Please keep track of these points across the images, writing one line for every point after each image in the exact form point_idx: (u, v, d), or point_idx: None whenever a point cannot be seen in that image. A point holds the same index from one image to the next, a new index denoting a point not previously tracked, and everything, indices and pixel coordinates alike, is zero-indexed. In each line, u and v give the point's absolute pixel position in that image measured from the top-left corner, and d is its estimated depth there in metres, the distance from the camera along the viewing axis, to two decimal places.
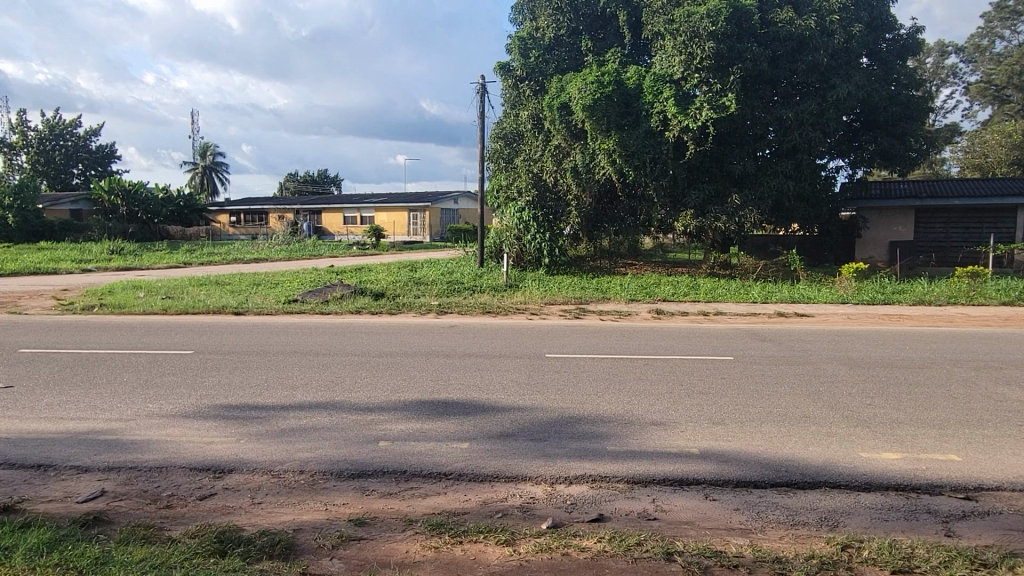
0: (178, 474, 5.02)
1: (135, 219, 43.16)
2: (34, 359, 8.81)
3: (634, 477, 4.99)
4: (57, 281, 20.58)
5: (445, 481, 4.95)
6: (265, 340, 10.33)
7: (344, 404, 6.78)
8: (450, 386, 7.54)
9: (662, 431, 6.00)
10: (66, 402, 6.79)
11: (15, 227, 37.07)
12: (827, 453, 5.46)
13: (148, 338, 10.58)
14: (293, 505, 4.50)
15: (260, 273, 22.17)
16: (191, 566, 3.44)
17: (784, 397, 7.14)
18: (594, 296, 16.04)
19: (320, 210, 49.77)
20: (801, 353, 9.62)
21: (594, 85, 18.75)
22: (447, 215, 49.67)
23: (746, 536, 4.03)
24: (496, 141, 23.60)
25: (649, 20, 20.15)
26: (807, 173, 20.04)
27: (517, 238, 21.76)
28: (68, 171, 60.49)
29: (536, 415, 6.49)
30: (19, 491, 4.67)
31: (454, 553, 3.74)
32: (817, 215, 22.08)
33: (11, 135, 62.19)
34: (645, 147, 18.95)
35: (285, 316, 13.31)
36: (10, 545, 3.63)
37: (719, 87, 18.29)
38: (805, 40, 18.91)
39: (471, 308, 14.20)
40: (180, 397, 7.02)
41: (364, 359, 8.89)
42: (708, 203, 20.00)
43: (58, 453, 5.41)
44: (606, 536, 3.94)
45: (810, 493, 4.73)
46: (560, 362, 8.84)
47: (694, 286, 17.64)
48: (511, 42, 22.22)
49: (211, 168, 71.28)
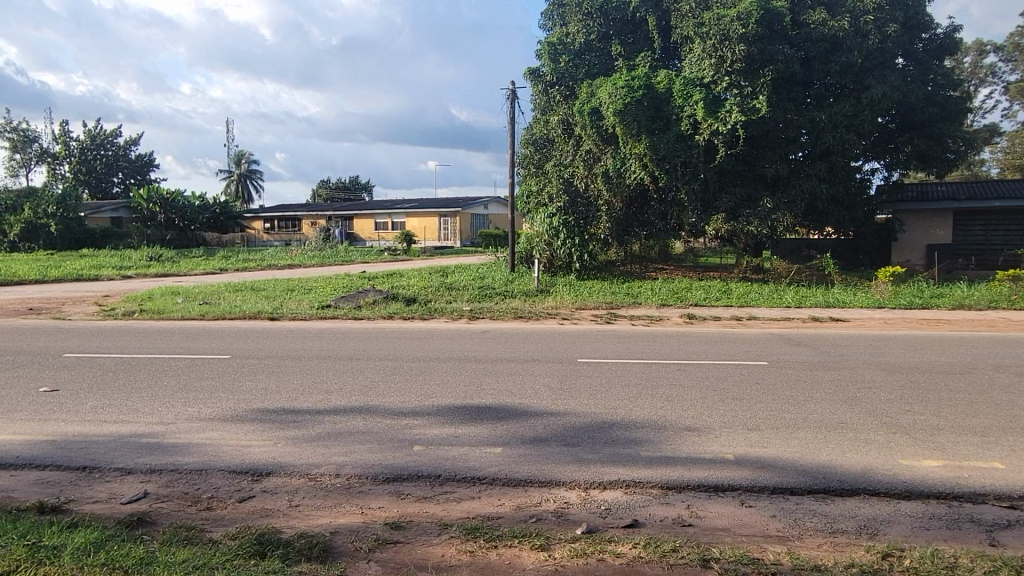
0: (218, 476, 5.13)
1: (173, 226, 44.04)
2: (78, 363, 9.04)
3: (668, 483, 4.97)
4: (99, 287, 21.03)
5: (479, 485, 4.98)
6: (301, 345, 10.48)
7: (380, 408, 6.87)
8: (483, 391, 7.58)
9: (696, 436, 5.96)
10: (109, 406, 6.95)
11: (57, 235, 37.95)
12: (866, 459, 5.39)
13: (187, 343, 10.78)
14: (331, 509, 4.55)
15: (295, 279, 22.43)
16: (233, 567, 3.51)
17: (821, 402, 7.07)
18: (626, 300, 15.99)
19: (352, 216, 50.39)
20: (836, 358, 9.48)
21: (624, 89, 18.73)
22: (477, 221, 49.87)
23: (783, 544, 3.99)
24: (526, 146, 23.69)
25: (678, 23, 20.11)
26: (842, 175, 19.72)
27: (547, 243, 21.38)
28: (109, 180, 62.15)
29: (569, 420, 6.49)
30: (65, 492, 4.81)
31: (490, 558, 3.76)
32: (853, 219, 21.75)
33: (55, 145, 64.00)
34: (676, 151, 18.82)
35: (319, 322, 13.47)
36: (59, 544, 3.74)
37: (750, 90, 18.16)
38: (839, 41, 18.72)
39: (503, 312, 14.25)
40: (218, 400, 7.16)
41: (398, 364, 8.98)
42: (740, 206, 19.80)
43: (104, 454, 5.57)
44: (640, 542, 3.93)
45: (848, 500, 4.67)
46: (593, 367, 8.84)
47: (726, 290, 17.46)
48: (541, 47, 22.34)
49: (245, 175, 72.41)
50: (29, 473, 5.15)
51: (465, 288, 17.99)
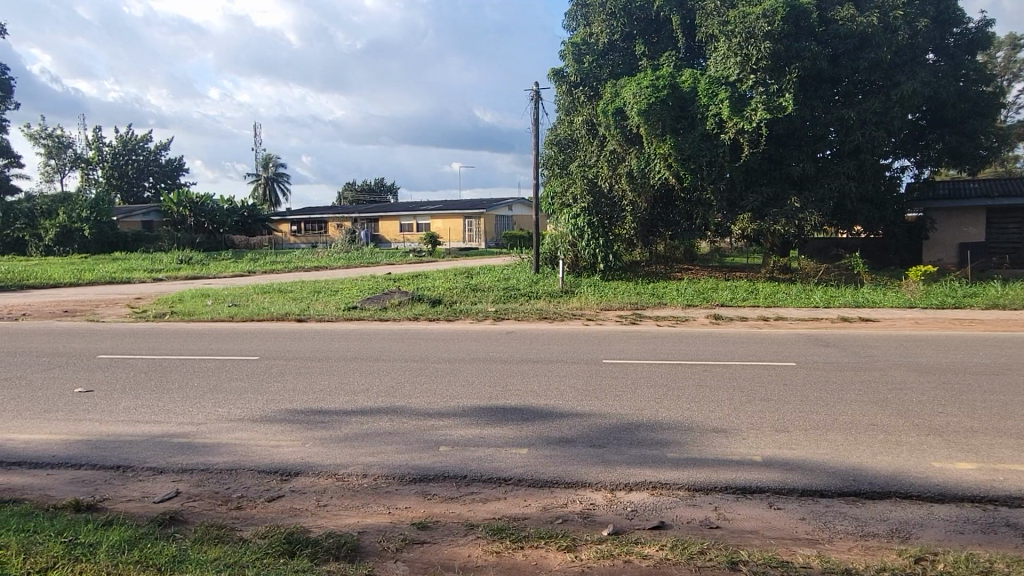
0: (248, 476, 5.21)
1: (202, 229, 44.70)
2: (111, 365, 9.22)
3: (695, 484, 4.94)
4: (131, 290, 21.43)
5: (505, 486, 4.99)
6: (327, 347, 10.58)
7: (406, 409, 6.91)
8: (508, 392, 7.60)
9: (723, 438, 5.93)
10: (142, 406, 7.08)
11: (91, 239, 38.81)
12: (897, 461, 5.30)
13: (217, 344, 10.94)
14: (358, 509, 4.59)
15: (321, 281, 22.69)
16: (263, 566, 3.55)
17: (851, 404, 6.96)
18: (651, 301, 15.89)
19: (377, 218, 50.74)
20: (866, 358, 9.34)
21: (648, 89, 18.66)
22: (502, 222, 49.95)
23: (813, 546, 3.95)
24: (551, 147, 23.65)
25: (703, 22, 19.97)
26: (871, 173, 19.44)
27: (571, 244, 21.32)
28: (140, 185, 63.28)
29: (595, 421, 6.49)
30: (100, 491, 4.90)
31: (516, 559, 3.77)
32: (882, 217, 21.42)
33: (88, 151, 65.33)
34: (702, 151, 18.67)
35: (346, 323, 13.61)
36: (95, 541, 3.82)
37: (776, 88, 17.96)
38: (868, 37, 18.48)
39: (528, 313, 14.29)
40: (248, 401, 7.26)
41: (423, 365, 9.03)
42: (767, 205, 19.58)
43: (137, 453, 5.68)
44: (667, 544, 3.91)
45: (879, 503, 4.60)
46: (618, 368, 8.81)
47: (753, 291, 17.26)
48: (565, 48, 22.33)
49: (272, 178, 73.29)
50: (65, 472, 5.26)
51: (489, 288, 18.04)
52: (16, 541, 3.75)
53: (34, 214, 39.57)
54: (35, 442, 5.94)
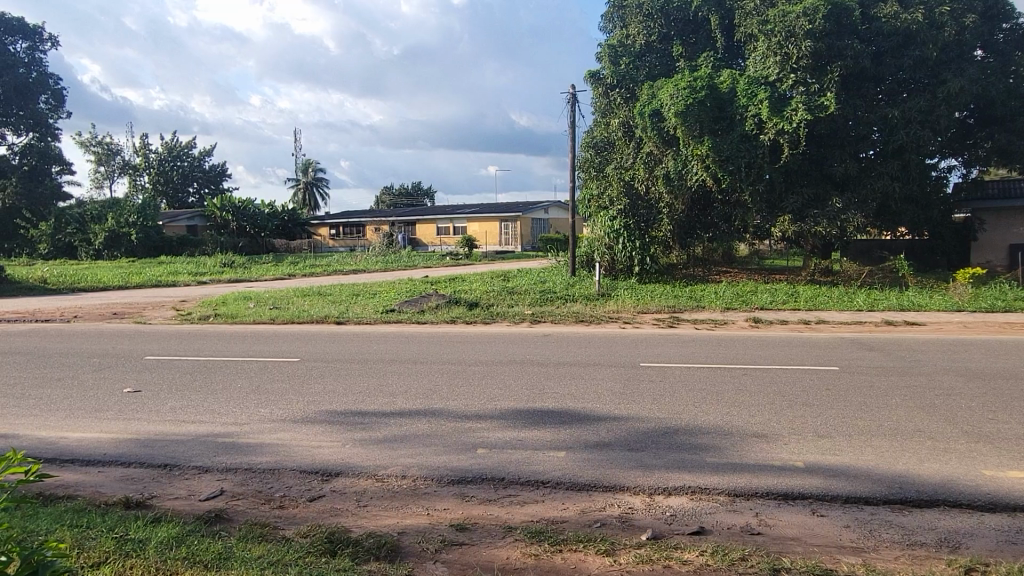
0: (290, 475, 5.30)
1: (244, 233, 45.59)
2: (158, 365, 9.47)
3: (736, 490, 4.88)
4: (175, 293, 21.90)
5: (543, 489, 4.99)
6: (366, 348, 10.75)
7: (444, 412, 6.95)
8: (545, 394, 7.61)
9: (764, 443, 5.84)
10: (187, 406, 7.26)
11: (137, 243, 39.84)
12: (946, 469, 5.16)
13: (259, 346, 11.17)
14: (397, 509, 4.64)
15: (360, 284, 22.88)
16: (306, 565, 3.61)
17: (897, 410, 6.79)
18: (688, 305, 15.67)
19: (414, 222, 51.19)
20: (913, 363, 9.10)
21: (686, 90, 18.48)
22: (538, 225, 50.05)
23: (858, 555, 3.87)
24: (587, 149, 23.54)
25: (742, 22, 19.75)
26: (917, 174, 19.00)
27: (607, 246, 21.16)
28: (185, 190, 64.79)
29: (633, 424, 6.44)
30: (148, 488, 5.04)
31: (555, 562, 3.77)
32: (928, 218, 20.95)
33: (135, 157, 67.08)
34: (740, 151, 18.39)
35: (383, 325, 13.81)
36: (145, 538, 3.92)
37: (817, 87, 17.70)
38: (913, 34, 18.13)
39: (564, 316, 14.22)
40: (289, 402, 7.38)
41: (460, 367, 9.10)
42: (808, 207, 19.21)
43: (182, 453, 5.81)
44: (707, 549, 3.87)
45: (927, 512, 4.49)
46: (656, 371, 8.74)
47: (794, 294, 16.98)
48: (601, 50, 22.22)
49: (312, 183, 74.35)
50: (114, 470, 5.41)
51: (526, 291, 18.03)
52: (71, 535, 3.87)
53: (84, 219, 40.71)
54: (87, 440, 6.12)
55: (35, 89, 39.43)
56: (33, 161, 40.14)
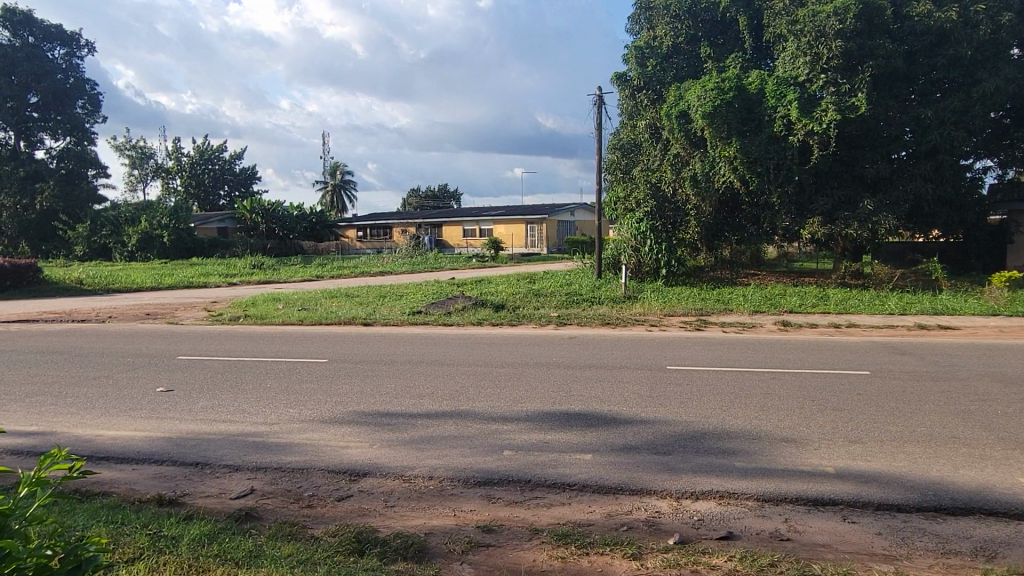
0: (319, 475, 5.35)
1: (273, 235, 46.10)
2: (190, 365, 9.65)
3: (764, 494, 4.84)
4: (207, 294, 22.24)
5: (570, 491, 4.99)
6: (393, 350, 10.86)
7: (471, 413, 6.98)
8: (572, 397, 7.59)
9: (794, 448, 5.78)
10: (218, 406, 7.37)
11: (170, 245, 40.48)
12: (982, 477, 5.06)
13: (288, 346, 11.36)
14: (425, 509, 4.68)
15: (387, 286, 22.99)
16: (335, 564, 3.65)
17: (931, 415, 6.67)
18: (716, 308, 15.52)
19: (441, 224, 51.41)
20: (946, 368, 8.95)
21: (713, 91, 18.34)
22: (564, 227, 50.02)
23: (890, 563, 3.81)
24: (613, 151, 23.43)
25: (771, 22, 19.59)
26: (951, 175, 18.65)
27: (634, 249, 21.05)
28: (215, 193, 65.74)
29: (661, 428, 6.40)
30: (180, 486, 5.14)
31: (581, 565, 3.76)
32: (963, 220, 20.51)
33: (168, 160, 68.20)
34: (769, 152, 18.17)
35: (410, 326, 13.94)
36: (177, 534, 4.00)
37: (848, 87, 17.45)
38: (946, 33, 17.82)
39: (590, 318, 14.20)
40: (317, 403, 7.47)
41: (487, 369, 9.13)
42: (838, 209, 18.88)
43: (214, 452, 5.89)
44: (736, 554, 3.84)
45: (963, 520, 4.40)
46: (684, 374, 8.68)
47: (824, 297, 16.69)
48: (628, 52, 22.17)
49: (339, 186, 75.03)
50: (148, 468, 5.52)
51: (551, 294, 17.97)
52: (107, 531, 3.96)
53: (118, 221, 41.51)
54: (122, 438, 6.24)
55: (72, 94, 40.43)
56: (71, 165, 41.05)
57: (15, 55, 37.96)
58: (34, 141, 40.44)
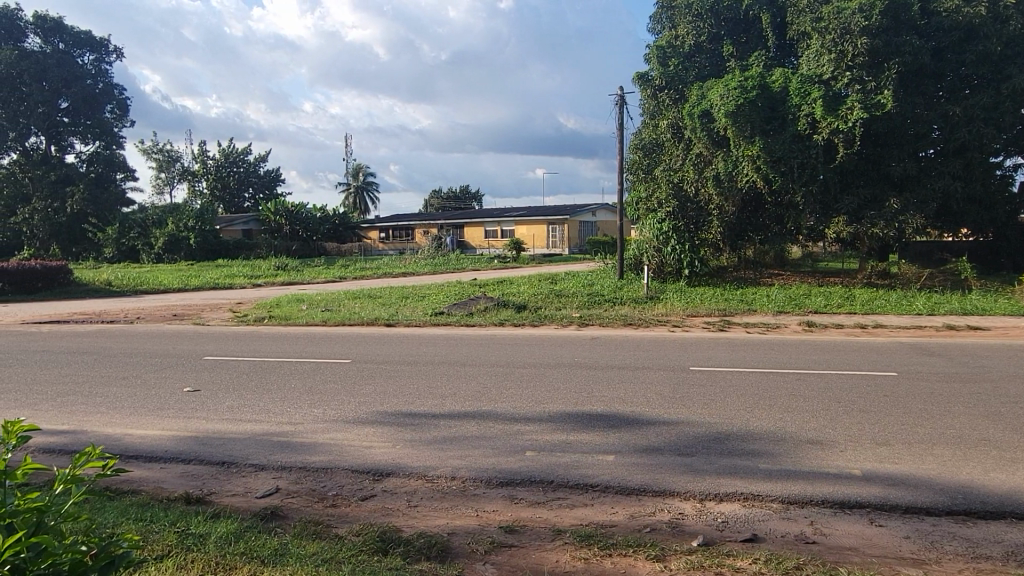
0: (342, 475, 5.39)
1: (296, 236, 46.47)
2: (216, 365, 9.77)
3: (789, 496, 4.79)
4: (232, 295, 22.49)
5: (592, 492, 4.98)
6: (415, 351, 10.92)
7: (493, 414, 6.99)
8: (595, 398, 7.57)
9: (819, 449, 5.72)
10: (244, 406, 7.46)
11: (196, 247, 40.97)
12: (1013, 480, 4.96)
13: (312, 346, 11.51)
14: (447, 509, 4.70)
15: (409, 287, 23.10)
16: (358, 563, 3.68)
17: (960, 417, 6.56)
18: (739, 308, 15.38)
19: (462, 225, 51.53)
20: (976, 369, 8.80)
21: (736, 90, 18.21)
22: (586, 228, 49.89)
23: (918, 567, 3.76)
24: (635, 152, 23.32)
25: (795, 20, 19.41)
26: (979, 173, 18.35)
27: (656, 250, 20.94)
28: (240, 196, 66.44)
29: (683, 429, 6.37)
30: (207, 485, 5.20)
31: (605, 565, 3.76)
32: (992, 218, 20.13)
33: (194, 164, 69.08)
34: (793, 151, 17.97)
35: (432, 327, 13.98)
36: (204, 532, 4.05)
37: (874, 85, 17.22)
38: (974, 29, 17.55)
39: (612, 319, 14.15)
40: (340, 403, 7.53)
41: (509, 370, 9.14)
42: (864, 208, 18.61)
43: (240, 451, 5.97)
44: (761, 557, 3.81)
45: (994, 524, 4.32)
46: (707, 375, 8.62)
47: (850, 297, 16.47)
48: (650, 51, 22.09)
49: (361, 187, 75.51)
50: (176, 466, 5.61)
51: (573, 295, 17.93)
52: (136, 529, 4.02)
53: (145, 224, 42.10)
54: (150, 437, 6.34)
55: (102, 99, 41.14)
56: (99, 169, 42.01)
57: (47, 62, 38.42)
58: (64, 145, 41.27)
